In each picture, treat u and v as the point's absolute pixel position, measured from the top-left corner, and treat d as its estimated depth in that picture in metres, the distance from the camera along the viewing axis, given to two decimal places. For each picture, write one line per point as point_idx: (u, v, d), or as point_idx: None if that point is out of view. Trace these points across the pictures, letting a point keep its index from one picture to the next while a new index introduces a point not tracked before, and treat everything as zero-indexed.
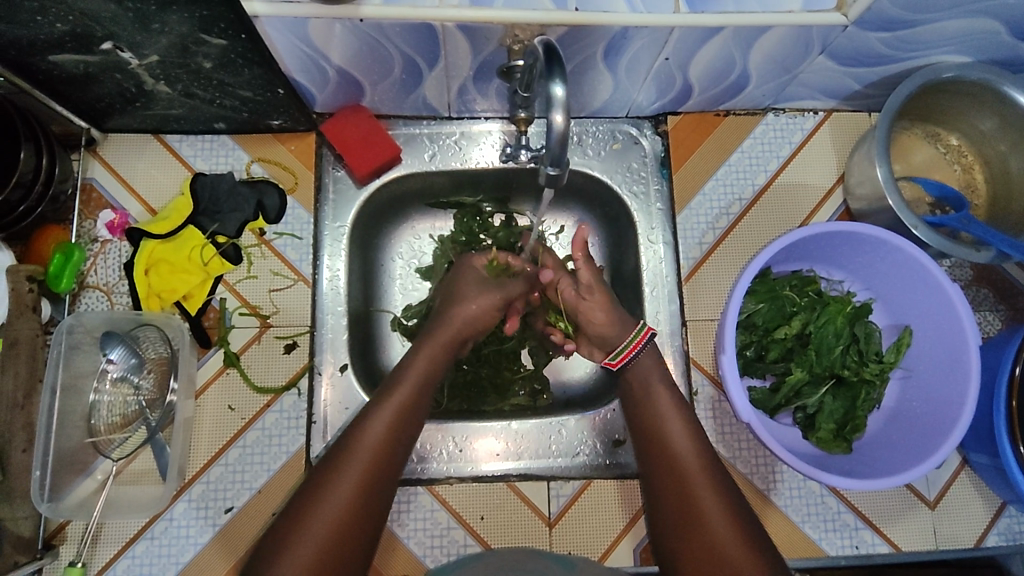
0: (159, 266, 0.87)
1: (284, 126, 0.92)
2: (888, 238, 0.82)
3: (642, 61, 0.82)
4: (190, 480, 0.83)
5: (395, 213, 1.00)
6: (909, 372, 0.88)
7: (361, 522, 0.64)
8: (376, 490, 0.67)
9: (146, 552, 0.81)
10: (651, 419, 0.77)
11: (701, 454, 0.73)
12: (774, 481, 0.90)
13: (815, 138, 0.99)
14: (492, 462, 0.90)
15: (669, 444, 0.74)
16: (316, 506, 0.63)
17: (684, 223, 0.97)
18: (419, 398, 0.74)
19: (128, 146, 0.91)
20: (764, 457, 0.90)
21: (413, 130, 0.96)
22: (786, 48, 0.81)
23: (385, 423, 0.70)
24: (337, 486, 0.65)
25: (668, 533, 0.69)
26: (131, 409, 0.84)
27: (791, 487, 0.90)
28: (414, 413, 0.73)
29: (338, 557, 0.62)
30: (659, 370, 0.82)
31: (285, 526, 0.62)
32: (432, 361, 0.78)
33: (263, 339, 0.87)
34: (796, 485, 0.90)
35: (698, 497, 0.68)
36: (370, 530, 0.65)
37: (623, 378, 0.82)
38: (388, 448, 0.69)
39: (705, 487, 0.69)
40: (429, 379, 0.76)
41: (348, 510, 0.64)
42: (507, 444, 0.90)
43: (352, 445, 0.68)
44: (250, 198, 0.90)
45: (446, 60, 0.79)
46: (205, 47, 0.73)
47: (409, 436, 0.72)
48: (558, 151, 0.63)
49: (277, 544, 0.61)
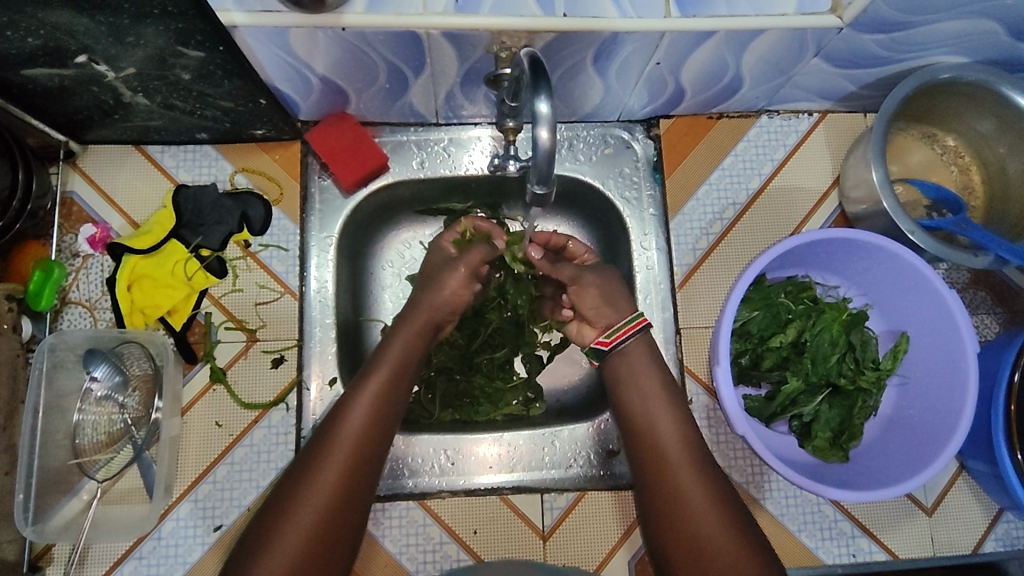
0: (142, 282, 0.85)
1: (268, 136, 0.90)
2: (883, 243, 0.81)
3: (633, 65, 0.80)
4: (178, 498, 0.82)
5: (383, 222, 0.98)
6: (906, 379, 0.87)
7: (338, 519, 0.67)
8: (354, 486, 0.68)
9: (135, 572, 0.79)
10: (632, 412, 0.77)
11: (679, 442, 0.74)
12: (770, 490, 0.89)
13: (810, 140, 0.98)
14: (486, 475, 0.89)
15: (656, 449, 0.74)
16: (289, 515, 0.65)
17: (678, 228, 0.95)
18: (394, 395, 0.74)
19: (109, 158, 0.89)
20: (759, 465, 0.89)
21: (401, 137, 0.94)
22: (779, 50, 0.79)
23: (361, 419, 0.71)
24: (311, 488, 0.67)
25: (659, 539, 0.71)
26: (116, 427, 0.82)
27: (786, 495, 0.89)
28: (390, 408, 0.74)
29: (318, 553, 0.65)
30: (647, 372, 0.79)
31: (257, 541, 0.65)
32: (406, 349, 0.78)
33: (250, 353, 0.86)
34: (792, 493, 0.89)
35: (690, 511, 0.69)
36: (346, 537, 0.67)
37: (615, 368, 0.81)
38: (366, 443, 0.70)
39: (688, 491, 0.70)
40: (406, 366, 0.77)
41: (324, 512, 0.66)
42: (500, 455, 0.89)
43: (328, 440, 0.70)
44: (234, 210, 0.88)
45: (432, 67, 0.77)
46: (183, 59, 0.71)
47: (385, 429, 0.73)
48: (545, 166, 0.58)
49: (258, 544, 0.65)
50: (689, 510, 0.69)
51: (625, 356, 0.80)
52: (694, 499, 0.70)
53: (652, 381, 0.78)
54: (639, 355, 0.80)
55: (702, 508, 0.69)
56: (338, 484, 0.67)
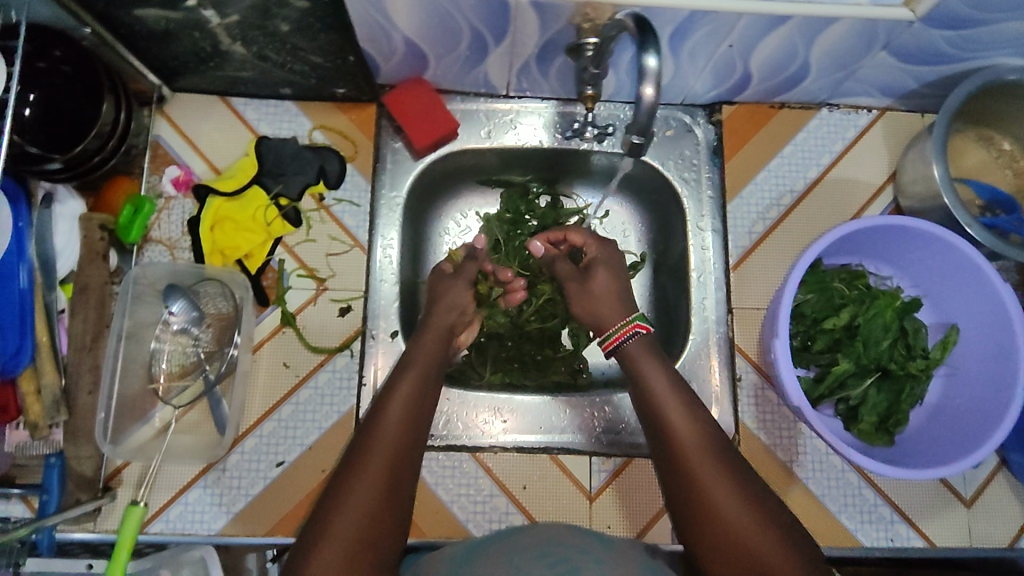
0: (225, 223, 0.89)
1: (348, 95, 0.94)
2: (942, 234, 0.83)
3: (706, 47, 0.83)
4: (244, 433, 0.85)
5: (447, 189, 1.03)
6: (954, 370, 0.89)
7: (390, 507, 0.61)
8: (402, 471, 0.64)
9: (198, 500, 0.83)
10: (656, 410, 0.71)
11: (702, 438, 0.68)
12: (798, 454, 0.91)
13: (868, 135, 1.00)
14: (495, 437, 0.91)
15: (704, 483, 0.65)
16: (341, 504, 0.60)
17: (735, 211, 0.98)
18: (419, 396, 0.70)
19: (195, 107, 0.93)
20: (789, 429, 0.92)
21: (471, 107, 0.97)
22: (850, 40, 0.82)
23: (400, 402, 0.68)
24: (362, 472, 0.62)
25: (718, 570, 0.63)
26: (190, 360, 0.86)
27: (814, 460, 0.91)
28: (422, 393, 0.71)
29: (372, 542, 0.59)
30: (655, 361, 0.75)
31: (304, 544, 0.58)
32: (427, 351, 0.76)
33: (319, 300, 0.89)
34: (819, 458, 0.91)
35: (735, 530, 0.63)
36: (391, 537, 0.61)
37: (624, 364, 0.77)
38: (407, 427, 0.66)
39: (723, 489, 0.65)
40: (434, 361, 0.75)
41: (376, 499, 0.61)
42: (508, 420, 0.91)
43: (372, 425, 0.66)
44: (314, 163, 0.91)
45: (514, 36, 0.81)
46: (285, 10, 0.75)
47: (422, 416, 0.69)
48: (644, 120, 0.62)
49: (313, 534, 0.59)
50: (763, 551, 0.62)
51: (628, 353, 0.77)
52: (759, 540, 0.62)
53: (661, 374, 0.73)
54: (641, 352, 0.77)
55: (767, 543, 0.62)
56: (387, 470, 0.63)
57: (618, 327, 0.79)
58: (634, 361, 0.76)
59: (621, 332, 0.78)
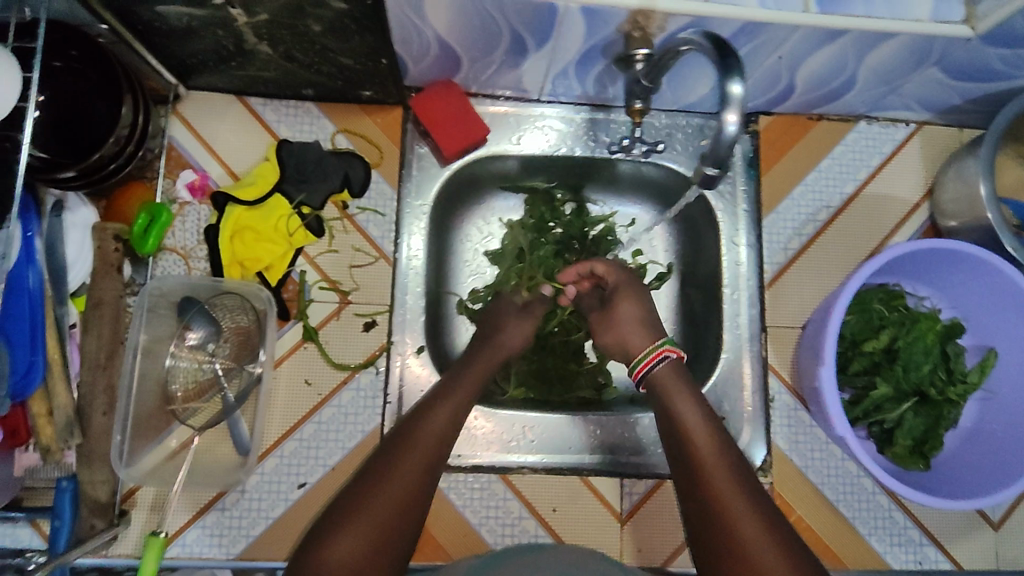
0: (245, 233, 0.84)
1: (373, 98, 0.89)
2: (988, 257, 0.81)
3: (754, 58, 0.80)
4: (265, 452, 0.81)
5: (471, 196, 0.98)
6: (991, 395, 0.88)
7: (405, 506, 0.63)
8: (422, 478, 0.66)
9: (217, 523, 0.80)
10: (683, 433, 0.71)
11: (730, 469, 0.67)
12: (813, 459, 0.90)
13: (905, 150, 0.98)
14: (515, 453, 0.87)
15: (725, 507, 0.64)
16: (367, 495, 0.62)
17: (771, 226, 0.95)
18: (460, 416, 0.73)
19: (211, 107, 0.88)
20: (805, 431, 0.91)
21: (501, 111, 0.93)
22: (904, 56, 0.79)
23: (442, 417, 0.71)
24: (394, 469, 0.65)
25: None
26: (205, 377, 0.81)
27: (829, 466, 0.90)
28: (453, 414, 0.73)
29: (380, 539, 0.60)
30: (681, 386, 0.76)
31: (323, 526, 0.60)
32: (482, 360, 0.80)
33: (342, 315, 0.86)
34: (835, 464, 0.90)
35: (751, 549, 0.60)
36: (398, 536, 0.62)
37: (653, 391, 0.77)
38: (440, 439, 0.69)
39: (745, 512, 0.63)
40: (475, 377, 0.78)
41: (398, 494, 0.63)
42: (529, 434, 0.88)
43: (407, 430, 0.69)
44: (338, 170, 0.87)
45: (557, 42, 0.77)
46: (320, 10, 0.70)
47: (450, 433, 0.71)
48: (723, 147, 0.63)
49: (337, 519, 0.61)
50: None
51: (656, 377, 0.77)
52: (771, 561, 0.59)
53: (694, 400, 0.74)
54: (671, 378, 0.77)
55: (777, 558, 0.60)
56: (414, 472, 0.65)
57: (643, 355, 0.79)
58: (663, 382, 0.76)
59: (649, 358, 0.79)
